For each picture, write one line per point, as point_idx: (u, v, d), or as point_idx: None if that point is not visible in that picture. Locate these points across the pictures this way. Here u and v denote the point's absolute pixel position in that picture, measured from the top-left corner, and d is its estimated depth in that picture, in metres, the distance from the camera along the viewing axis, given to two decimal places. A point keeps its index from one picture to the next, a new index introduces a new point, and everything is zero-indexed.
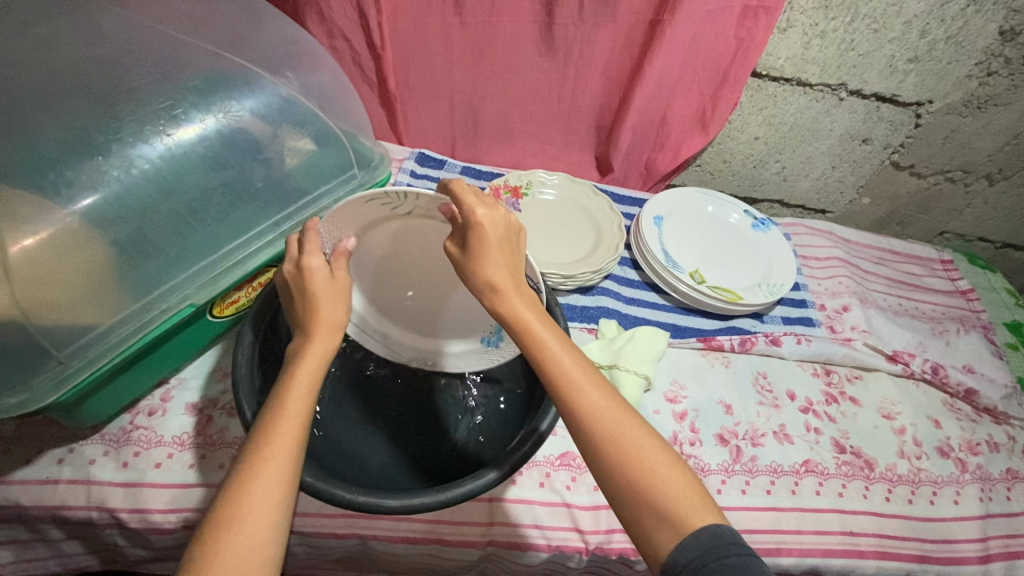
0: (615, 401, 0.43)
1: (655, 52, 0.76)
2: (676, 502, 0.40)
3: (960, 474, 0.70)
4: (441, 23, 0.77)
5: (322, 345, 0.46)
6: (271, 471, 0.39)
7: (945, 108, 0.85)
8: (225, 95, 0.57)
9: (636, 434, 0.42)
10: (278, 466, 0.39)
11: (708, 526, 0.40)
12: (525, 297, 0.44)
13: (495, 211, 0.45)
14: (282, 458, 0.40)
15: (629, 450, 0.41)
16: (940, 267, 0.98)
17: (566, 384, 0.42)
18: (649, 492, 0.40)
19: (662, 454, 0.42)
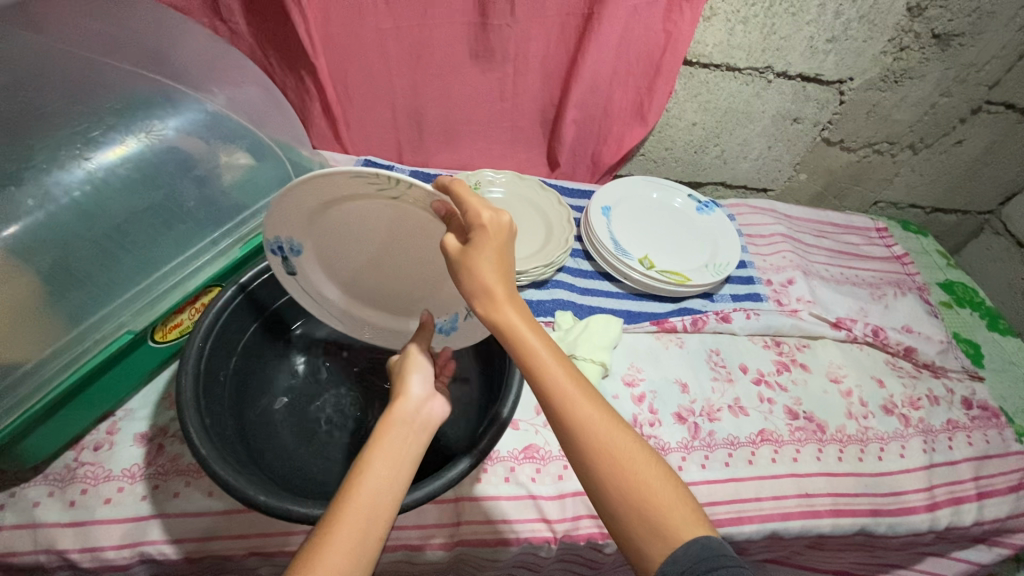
0: (609, 415, 0.42)
1: (589, 47, 0.78)
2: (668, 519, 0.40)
3: (905, 429, 0.73)
4: (374, 29, 0.76)
5: None
6: None
7: (865, 84, 0.89)
8: (147, 115, 0.56)
9: (625, 447, 0.41)
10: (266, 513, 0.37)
11: (698, 539, 0.39)
12: (519, 307, 0.43)
13: (498, 215, 0.43)
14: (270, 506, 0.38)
15: (621, 469, 0.41)
16: (876, 235, 1.03)
17: (557, 397, 0.41)
18: (638, 504, 0.40)
19: (654, 466, 0.41)
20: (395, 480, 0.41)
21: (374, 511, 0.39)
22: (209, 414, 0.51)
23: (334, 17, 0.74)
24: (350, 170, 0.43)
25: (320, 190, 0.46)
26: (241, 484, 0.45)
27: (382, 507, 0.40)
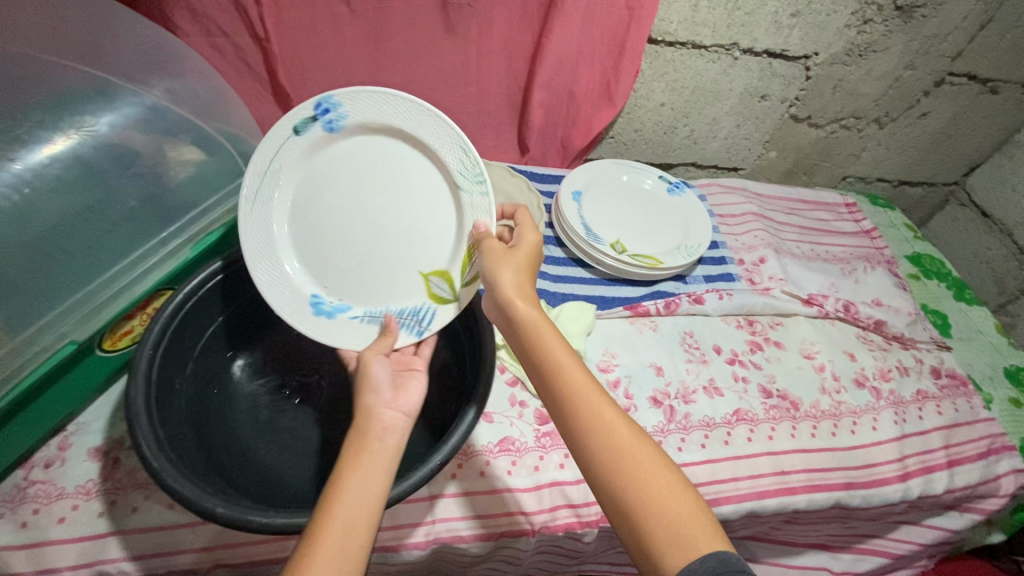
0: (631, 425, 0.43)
1: (552, 27, 0.76)
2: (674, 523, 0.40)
3: (876, 401, 0.74)
4: (326, 13, 0.73)
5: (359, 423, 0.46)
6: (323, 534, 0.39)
7: (830, 59, 0.88)
8: (78, 110, 0.53)
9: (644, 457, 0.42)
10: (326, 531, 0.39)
11: (715, 551, 0.38)
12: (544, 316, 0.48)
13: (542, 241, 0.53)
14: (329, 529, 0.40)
15: (631, 468, 0.41)
16: (846, 210, 1.03)
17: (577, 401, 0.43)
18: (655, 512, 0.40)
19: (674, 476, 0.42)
20: (374, 483, 0.42)
21: (355, 517, 0.40)
22: (163, 424, 0.48)
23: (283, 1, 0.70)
24: (457, 136, 0.52)
25: (416, 126, 0.53)
26: (198, 497, 0.43)
27: (363, 514, 0.40)
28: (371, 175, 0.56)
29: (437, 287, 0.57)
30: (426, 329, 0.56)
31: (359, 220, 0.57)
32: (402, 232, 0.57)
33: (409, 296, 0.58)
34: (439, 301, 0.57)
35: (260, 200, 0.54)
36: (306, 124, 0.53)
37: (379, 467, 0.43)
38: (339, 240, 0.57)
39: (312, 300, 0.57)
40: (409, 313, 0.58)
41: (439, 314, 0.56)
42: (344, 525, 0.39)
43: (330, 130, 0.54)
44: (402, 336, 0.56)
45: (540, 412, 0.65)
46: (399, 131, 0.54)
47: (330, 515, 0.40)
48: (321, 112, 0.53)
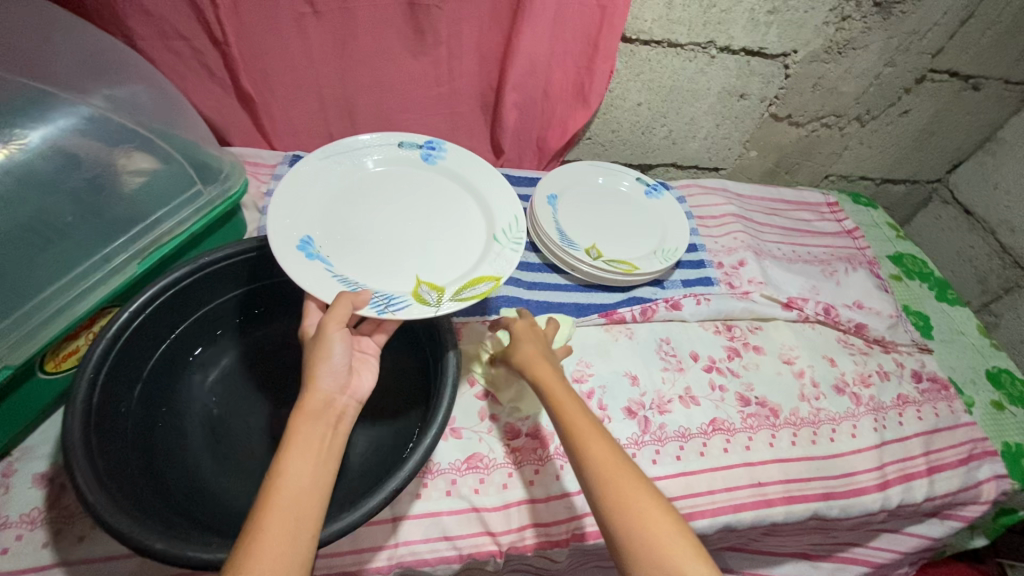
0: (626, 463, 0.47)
1: (521, 26, 0.73)
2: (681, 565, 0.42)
3: (856, 408, 0.73)
4: (287, 14, 0.70)
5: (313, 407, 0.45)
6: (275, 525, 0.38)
7: (809, 57, 0.86)
8: (12, 120, 0.49)
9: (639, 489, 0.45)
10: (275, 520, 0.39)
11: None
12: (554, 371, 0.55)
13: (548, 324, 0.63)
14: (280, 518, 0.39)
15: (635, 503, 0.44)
16: (828, 210, 1.02)
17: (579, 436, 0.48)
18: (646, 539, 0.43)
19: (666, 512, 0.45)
20: (319, 469, 0.42)
21: (299, 505, 0.39)
22: (103, 452, 0.46)
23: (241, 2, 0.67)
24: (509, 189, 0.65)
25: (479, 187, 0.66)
26: (134, 531, 0.41)
27: (308, 501, 0.40)
28: (425, 197, 0.65)
29: (427, 292, 0.55)
30: (390, 313, 0.51)
31: (383, 220, 0.62)
32: (420, 249, 0.60)
33: (393, 287, 0.56)
34: (421, 301, 0.54)
35: (336, 162, 0.63)
36: (408, 154, 0.67)
37: (322, 453, 0.43)
38: (351, 222, 0.60)
39: (298, 240, 0.55)
40: (383, 298, 0.53)
41: (412, 308, 0.53)
42: (291, 514, 0.39)
43: (423, 159, 0.67)
44: (365, 306, 0.51)
45: (511, 425, 0.63)
46: (471, 185, 0.66)
47: (275, 503, 0.39)
48: (424, 150, 0.68)
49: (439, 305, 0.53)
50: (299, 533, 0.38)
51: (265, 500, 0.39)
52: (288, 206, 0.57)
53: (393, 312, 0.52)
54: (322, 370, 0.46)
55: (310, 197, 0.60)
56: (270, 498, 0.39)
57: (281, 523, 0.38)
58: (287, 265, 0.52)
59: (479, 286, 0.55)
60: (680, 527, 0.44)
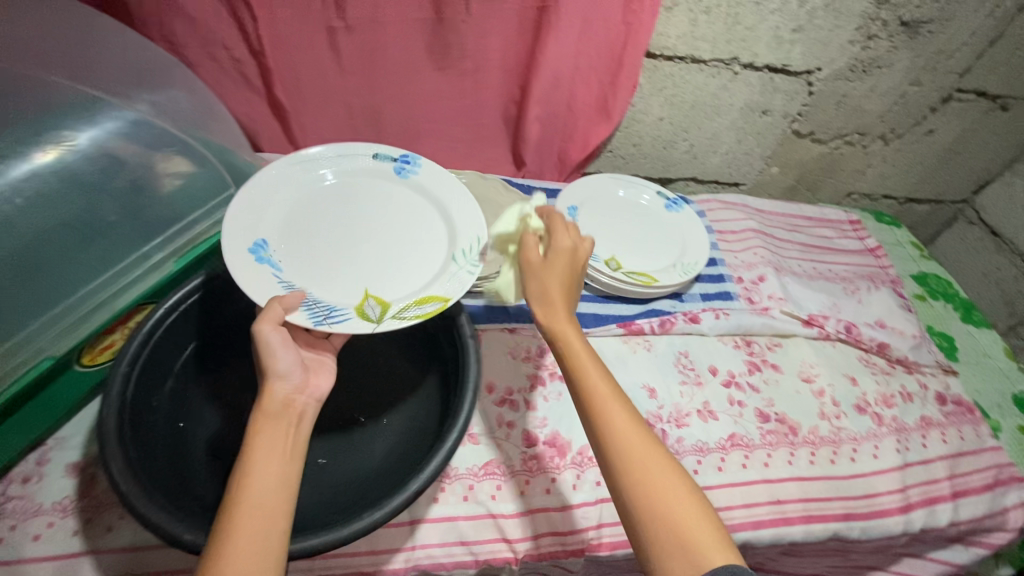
0: (645, 436, 0.45)
1: (546, 40, 0.75)
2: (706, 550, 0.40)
3: (877, 428, 0.72)
4: (321, 27, 0.73)
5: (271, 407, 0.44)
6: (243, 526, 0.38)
7: (833, 74, 0.87)
8: (59, 122, 0.52)
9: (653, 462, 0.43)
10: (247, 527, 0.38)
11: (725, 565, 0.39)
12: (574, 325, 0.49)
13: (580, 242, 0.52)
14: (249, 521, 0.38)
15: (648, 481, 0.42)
16: (850, 228, 1.01)
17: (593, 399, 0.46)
18: (661, 510, 0.41)
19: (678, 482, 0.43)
20: (284, 465, 0.41)
21: (266, 502, 0.39)
22: (134, 443, 0.47)
23: (278, 14, 0.70)
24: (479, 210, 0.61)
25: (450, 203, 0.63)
26: (160, 521, 0.42)
27: (274, 499, 0.39)
28: (392, 208, 0.62)
29: (371, 307, 0.54)
30: (327, 325, 0.50)
31: (346, 226, 0.60)
32: (373, 260, 0.58)
33: (339, 299, 0.54)
34: (362, 317, 0.52)
35: (309, 166, 0.61)
36: (380, 166, 0.64)
37: (289, 450, 0.43)
38: (311, 230, 0.58)
39: (252, 243, 0.54)
40: (324, 310, 0.52)
41: (352, 323, 0.51)
42: (260, 510, 0.39)
43: (396, 173, 0.64)
44: (299, 318, 0.50)
45: (528, 433, 0.63)
46: (438, 201, 0.63)
47: (244, 501, 0.39)
48: (398, 162, 0.64)
49: (377, 324, 0.52)
50: (268, 530, 0.38)
51: (235, 500, 0.39)
52: (250, 208, 0.56)
53: (331, 324, 0.50)
54: (271, 368, 0.46)
55: (278, 201, 0.58)
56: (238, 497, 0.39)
57: (249, 521, 0.38)
58: (234, 267, 0.51)
59: (429, 304, 0.54)
60: (709, 515, 0.42)
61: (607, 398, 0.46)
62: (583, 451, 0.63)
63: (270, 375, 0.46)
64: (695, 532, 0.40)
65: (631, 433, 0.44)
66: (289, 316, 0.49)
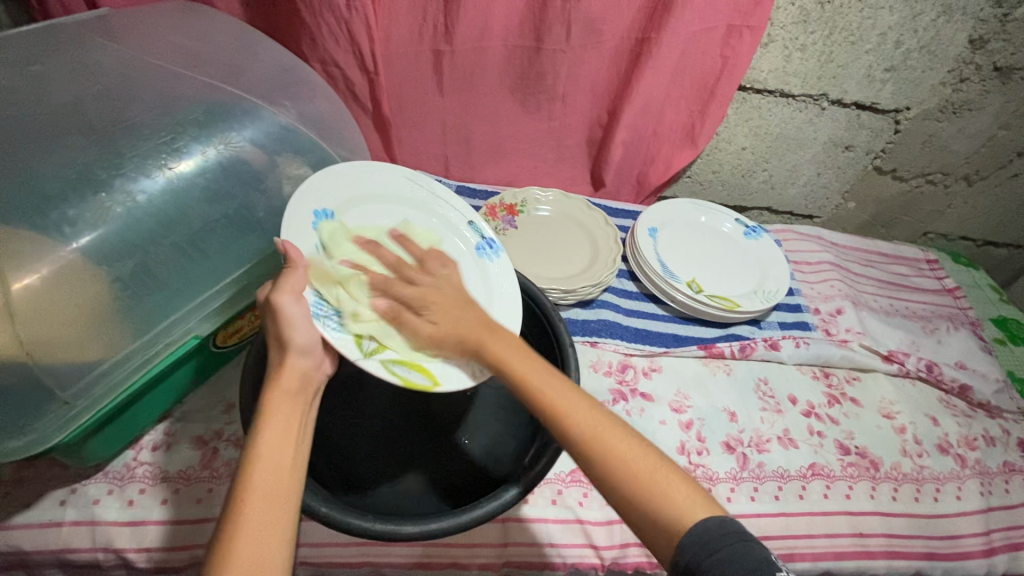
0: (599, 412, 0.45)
1: (645, 70, 0.77)
2: (683, 509, 0.41)
3: (961, 470, 0.71)
4: (431, 50, 0.75)
5: (288, 380, 0.45)
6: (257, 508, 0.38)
7: (922, 114, 0.88)
8: (226, 124, 0.56)
9: (616, 437, 0.43)
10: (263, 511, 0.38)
11: (701, 522, 0.40)
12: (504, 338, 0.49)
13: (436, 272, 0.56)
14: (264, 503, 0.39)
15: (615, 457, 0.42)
16: (927, 266, 1.01)
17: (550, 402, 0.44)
18: (631, 488, 0.41)
19: (644, 454, 0.43)
20: (299, 446, 0.42)
21: (276, 485, 0.40)
22: None
23: (394, 36, 0.73)
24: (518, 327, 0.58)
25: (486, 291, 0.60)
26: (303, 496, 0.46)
27: (286, 480, 0.40)
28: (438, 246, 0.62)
29: (371, 338, 0.52)
30: (319, 321, 0.49)
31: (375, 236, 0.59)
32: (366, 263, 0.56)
33: (346, 310, 0.53)
34: (355, 341, 0.50)
35: (418, 190, 0.64)
36: (469, 239, 0.64)
37: (299, 430, 0.44)
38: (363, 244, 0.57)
39: (317, 206, 0.55)
40: (331, 308, 0.51)
41: (343, 339, 0.49)
42: (269, 489, 0.39)
43: (477, 250, 0.63)
44: (307, 299, 0.49)
45: None
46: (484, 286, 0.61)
47: (253, 483, 0.39)
48: (482, 241, 0.64)
49: (363, 357, 0.49)
50: (281, 514, 0.39)
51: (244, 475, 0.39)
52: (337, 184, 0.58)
53: (323, 327, 0.49)
54: (294, 341, 0.46)
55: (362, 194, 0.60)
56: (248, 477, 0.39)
57: (261, 504, 0.39)
58: (287, 217, 0.52)
59: (417, 375, 0.50)
60: (683, 480, 0.42)
61: (548, 381, 0.46)
62: None
63: (291, 350, 0.46)
64: (674, 499, 0.41)
65: (585, 411, 0.44)
66: (303, 288, 0.49)
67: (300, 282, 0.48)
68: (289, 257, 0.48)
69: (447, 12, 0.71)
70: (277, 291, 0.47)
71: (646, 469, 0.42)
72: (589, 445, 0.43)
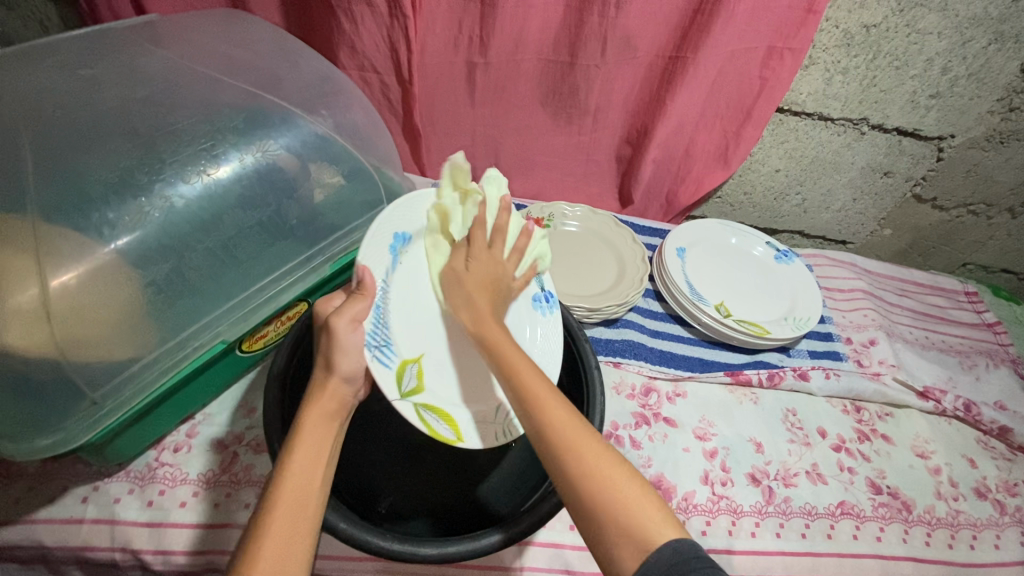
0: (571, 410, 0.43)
1: (680, 89, 0.75)
2: (649, 524, 0.37)
3: (1000, 517, 0.68)
4: (465, 61, 0.74)
5: (328, 399, 0.45)
6: (286, 521, 0.38)
7: (968, 142, 0.85)
8: (263, 132, 0.57)
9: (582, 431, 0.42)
10: (295, 527, 0.38)
11: (669, 541, 0.36)
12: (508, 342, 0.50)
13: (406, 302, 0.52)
14: (294, 519, 0.38)
15: (580, 451, 0.40)
16: (965, 299, 0.97)
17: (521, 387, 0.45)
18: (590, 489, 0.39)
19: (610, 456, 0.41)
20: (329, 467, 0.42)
21: (304, 504, 0.39)
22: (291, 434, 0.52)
23: (429, 48, 0.73)
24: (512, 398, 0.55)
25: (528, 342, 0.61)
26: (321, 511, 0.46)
27: (313, 499, 0.40)
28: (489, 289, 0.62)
29: (410, 376, 0.52)
30: (371, 353, 0.48)
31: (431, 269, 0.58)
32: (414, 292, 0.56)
33: (400, 342, 0.52)
34: (396, 376, 0.50)
35: (490, 227, 0.63)
36: (529, 287, 0.63)
37: (332, 449, 0.43)
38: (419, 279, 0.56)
39: (398, 230, 0.54)
40: (384, 340, 0.50)
41: (388, 374, 0.49)
42: (301, 503, 0.39)
43: (533, 301, 0.63)
44: (365, 330, 0.48)
45: None
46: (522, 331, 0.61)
47: (283, 497, 0.39)
48: (541, 294, 0.63)
49: (400, 398, 0.49)
50: (304, 530, 0.38)
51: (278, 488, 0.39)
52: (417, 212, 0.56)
53: (372, 358, 0.48)
54: (341, 366, 0.46)
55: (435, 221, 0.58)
56: (278, 490, 0.39)
57: (290, 519, 0.38)
58: (372, 238, 0.50)
59: (444, 427, 0.51)
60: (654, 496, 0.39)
61: (525, 372, 0.46)
62: (688, 498, 0.62)
63: (335, 373, 0.45)
64: (636, 505, 0.38)
65: (560, 409, 0.43)
66: (364, 318, 0.48)
67: (363, 312, 0.47)
68: (362, 287, 0.48)
69: (483, 25, 0.70)
70: (338, 317, 0.46)
71: (626, 487, 0.39)
72: (569, 451, 0.40)
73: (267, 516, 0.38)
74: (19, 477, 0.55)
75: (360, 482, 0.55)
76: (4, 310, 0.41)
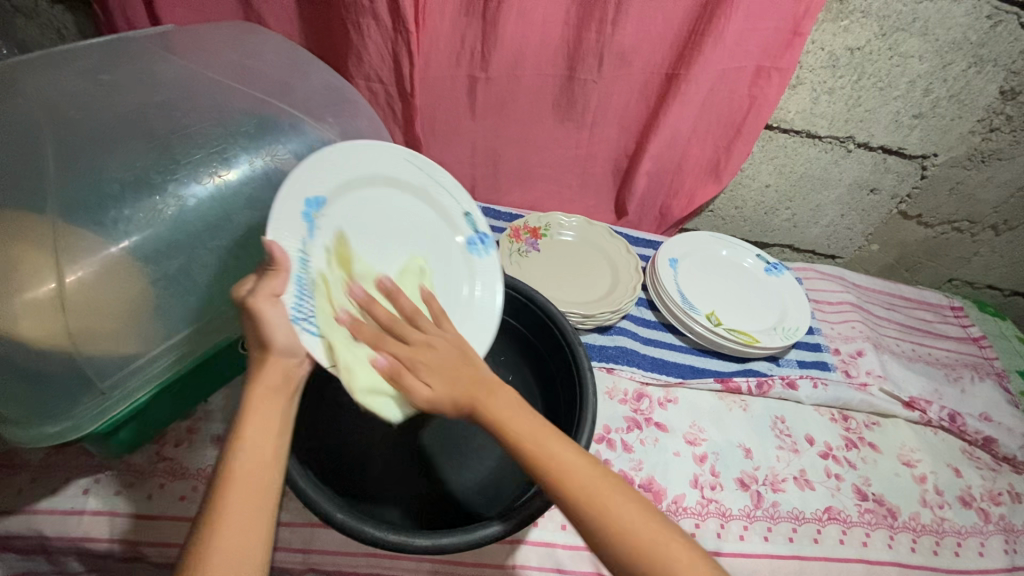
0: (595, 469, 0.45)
1: (674, 106, 0.78)
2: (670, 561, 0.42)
3: (983, 525, 0.69)
4: (467, 75, 0.77)
5: (268, 377, 0.45)
6: (235, 510, 0.39)
7: (950, 161, 0.89)
8: (274, 138, 0.59)
9: (602, 486, 0.44)
10: (242, 515, 0.39)
11: None
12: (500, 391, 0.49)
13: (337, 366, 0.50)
14: (242, 512, 0.40)
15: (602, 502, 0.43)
16: (951, 313, 1.00)
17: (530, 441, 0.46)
18: (619, 535, 0.42)
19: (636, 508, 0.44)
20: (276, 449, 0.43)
21: (255, 480, 0.41)
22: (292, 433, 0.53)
23: (432, 63, 0.76)
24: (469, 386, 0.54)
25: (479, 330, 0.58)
26: (319, 500, 0.47)
27: (263, 476, 0.41)
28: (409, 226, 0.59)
29: None
30: (297, 326, 0.47)
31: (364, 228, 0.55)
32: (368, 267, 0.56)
33: (328, 311, 0.51)
34: (330, 349, 0.49)
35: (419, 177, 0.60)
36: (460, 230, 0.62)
37: (281, 425, 0.44)
38: (359, 226, 0.55)
39: (311, 195, 0.51)
40: (312, 312, 0.49)
41: (320, 346, 0.48)
42: (245, 490, 0.40)
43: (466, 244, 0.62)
44: (287, 304, 0.47)
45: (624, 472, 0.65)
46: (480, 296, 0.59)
47: (233, 480, 0.40)
48: (475, 236, 0.62)
49: (334, 367, 0.48)
50: (258, 511, 0.40)
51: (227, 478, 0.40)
52: (330, 169, 0.52)
53: (301, 331, 0.47)
54: (273, 344, 0.45)
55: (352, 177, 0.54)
56: (227, 477, 0.41)
57: (241, 501, 0.40)
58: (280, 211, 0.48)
59: (385, 400, 0.50)
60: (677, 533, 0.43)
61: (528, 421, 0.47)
62: (678, 500, 0.64)
63: (270, 351, 0.45)
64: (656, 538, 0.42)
65: (583, 470, 0.45)
66: (284, 292, 0.47)
67: (282, 286, 0.46)
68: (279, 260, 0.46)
69: (484, 40, 0.73)
70: (257, 296, 0.45)
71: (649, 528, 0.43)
72: (591, 502, 0.43)
73: (217, 512, 0.39)
74: (21, 469, 0.56)
75: (357, 479, 0.57)
76: (19, 302, 0.43)
